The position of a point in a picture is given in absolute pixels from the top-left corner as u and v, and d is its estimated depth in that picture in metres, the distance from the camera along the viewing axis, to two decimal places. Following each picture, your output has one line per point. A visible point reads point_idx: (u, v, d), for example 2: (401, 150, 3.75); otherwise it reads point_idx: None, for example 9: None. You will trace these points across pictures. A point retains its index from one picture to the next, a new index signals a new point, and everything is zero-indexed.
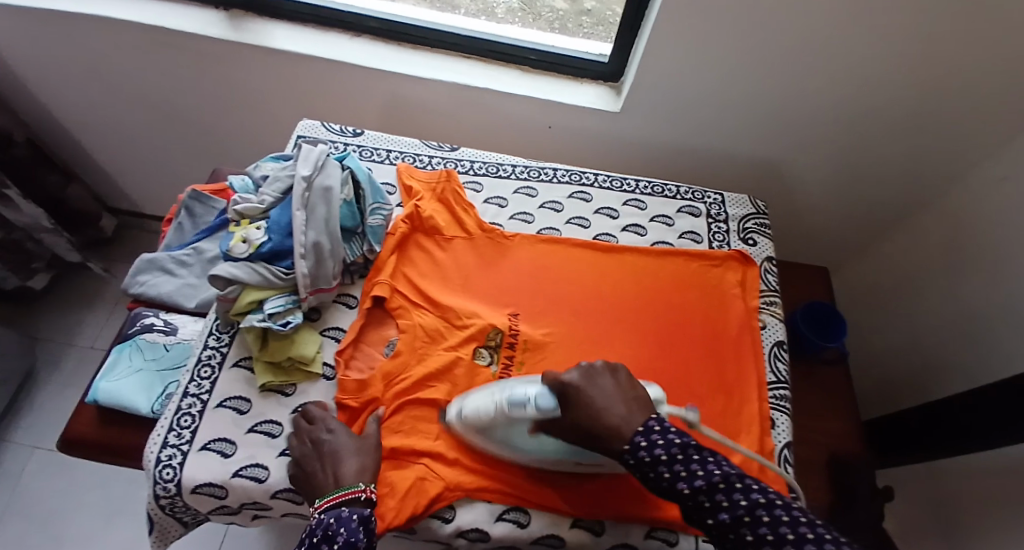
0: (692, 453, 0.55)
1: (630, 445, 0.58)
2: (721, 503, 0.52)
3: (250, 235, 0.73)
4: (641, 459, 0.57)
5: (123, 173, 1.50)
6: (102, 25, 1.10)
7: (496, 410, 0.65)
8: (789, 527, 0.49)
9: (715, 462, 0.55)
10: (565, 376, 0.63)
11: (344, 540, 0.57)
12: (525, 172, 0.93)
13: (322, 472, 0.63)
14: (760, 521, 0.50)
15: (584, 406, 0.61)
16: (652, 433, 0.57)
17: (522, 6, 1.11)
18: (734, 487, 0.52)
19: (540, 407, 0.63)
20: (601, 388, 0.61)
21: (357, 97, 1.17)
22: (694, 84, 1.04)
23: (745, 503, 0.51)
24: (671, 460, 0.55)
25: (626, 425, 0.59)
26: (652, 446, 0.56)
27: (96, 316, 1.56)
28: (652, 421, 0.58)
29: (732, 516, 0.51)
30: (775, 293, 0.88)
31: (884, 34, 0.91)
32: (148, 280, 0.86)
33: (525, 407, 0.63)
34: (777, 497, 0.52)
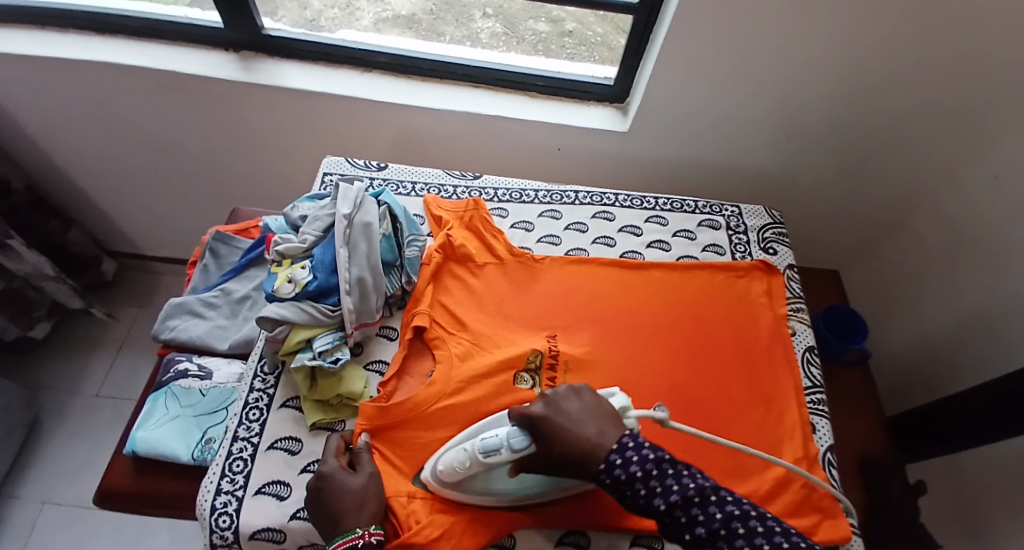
0: (665, 466, 0.56)
1: (605, 465, 0.58)
2: (698, 517, 0.53)
3: (296, 275, 0.74)
4: (617, 477, 0.57)
5: (127, 218, 1.49)
6: (111, 71, 1.11)
7: (469, 460, 0.63)
8: (764, 538, 0.51)
9: (689, 475, 0.56)
10: (532, 408, 0.64)
11: None
12: (548, 196, 0.97)
13: (327, 516, 0.62)
14: (737, 533, 0.52)
15: (555, 433, 0.61)
16: (626, 450, 0.58)
17: (505, 30, 1.14)
18: (709, 500, 0.54)
19: (512, 447, 0.62)
20: (569, 412, 0.62)
21: (368, 131, 1.18)
22: (700, 101, 1.07)
23: (720, 516, 0.53)
24: (647, 476, 0.56)
25: (602, 441, 0.60)
26: (627, 462, 0.57)
27: (99, 362, 1.53)
28: (624, 437, 0.59)
29: (709, 529, 0.53)
30: (800, 300, 0.92)
31: (882, 43, 0.95)
32: (178, 325, 0.87)
33: (500, 451, 0.63)
34: (750, 508, 0.54)
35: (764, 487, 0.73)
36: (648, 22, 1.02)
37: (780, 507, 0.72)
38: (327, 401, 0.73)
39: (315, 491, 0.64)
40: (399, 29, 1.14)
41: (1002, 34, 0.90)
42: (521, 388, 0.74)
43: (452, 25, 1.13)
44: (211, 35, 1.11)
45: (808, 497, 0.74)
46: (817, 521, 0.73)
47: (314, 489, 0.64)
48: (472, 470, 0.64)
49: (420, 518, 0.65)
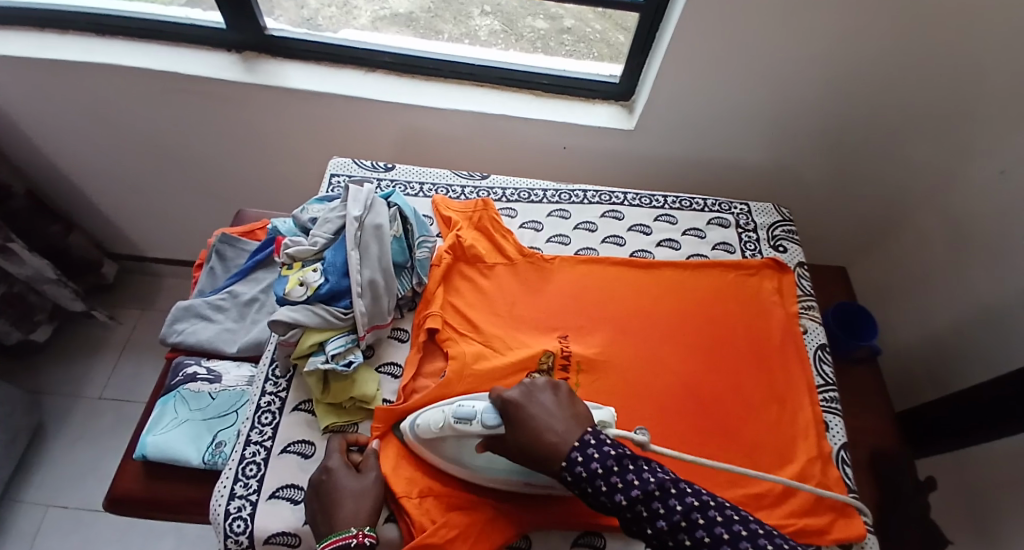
0: (626, 462, 0.58)
1: (567, 463, 0.59)
2: (658, 511, 0.56)
3: (308, 278, 0.73)
4: (579, 474, 0.58)
5: (129, 221, 1.48)
6: (112, 73, 1.10)
7: (444, 425, 0.64)
8: (723, 528, 0.55)
9: (649, 469, 0.58)
10: (507, 392, 0.64)
11: None
12: (556, 195, 0.96)
13: (324, 515, 0.63)
14: (696, 525, 0.55)
15: (522, 423, 0.61)
16: (589, 447, 0.59)
17: (504, 28, 1.12)
18: (668, 493, 0.56)
19: (484, 422, 0.63)
20: (540, 406, 0.62)
21: (373, 132, 1.18)
22: (705, 99, 1.06)
23: (680, 509, 0.55)
24: (608, 472, 0.57)
25: (565, 441, 0.59)
26: (589, 459, 0.58)
27: (103, 366, 1.52)
28: (590, 436, 0.60)
29: (669, 523, 0.55)
30: (811, 298, 0.92)
31: (888, 40, 0.94)
32: (185, 328, 0.86)
33: (472, 422, 0.63)
34: (709, 498, 0.57)
35: (777, 486, 0.73)
36: (655, 20, 1.01)
37: (792, 507, 0.72)
38: (340, 405, 0.72)
39: (312, 489, 0.64)
40: (397, 27, 1.12)
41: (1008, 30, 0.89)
42: None
43: (449, 23, 1.11)
44: (213, 36, 1.10)
45: (821, 497, 0.73)
46: (830, 520, 0.72)
47: (314, 486, 0.64)
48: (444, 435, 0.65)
49: (433, 518, 0.65)
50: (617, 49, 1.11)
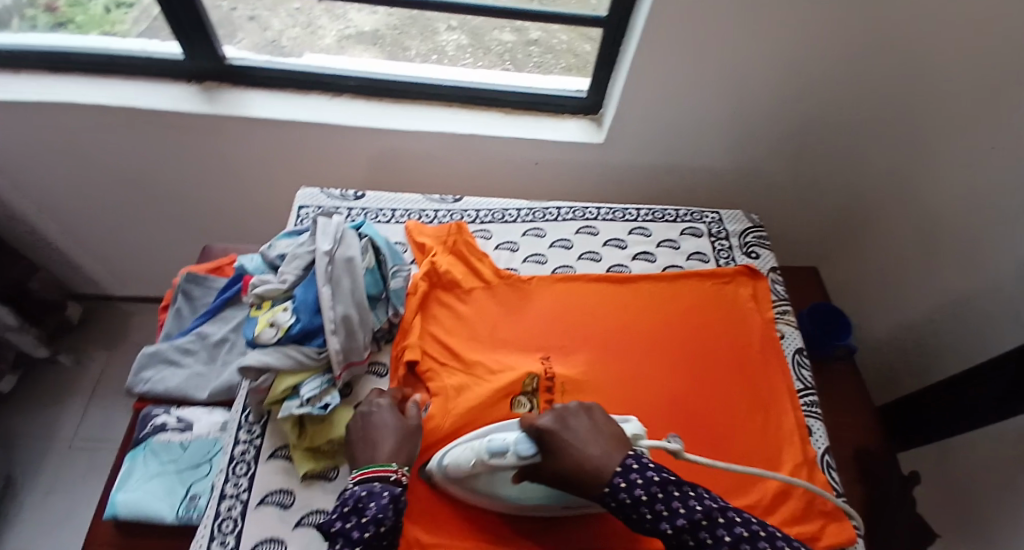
0: (671, 489, 0.58)
1: (610, 487, 0.58)
2: (705, 540, 0.56)
3: (278, 318, 0.71)
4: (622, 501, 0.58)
5: (92, 259, 1.43)
6: (67, 111, 1.06)
7: (477, 462, 0.62)
8: None
9: (695, 497, 0.58)
10: (540, 419, 0.62)
11: (372, 515, 0.58)
12: (531, 214, 0.95)
13: (362, 448, 0.65)
14: None
15: (562, 452, 0.60)
16: (632, 473, 0.58)
17: (471, 42, 1.12)
18: (716, 523, 0.56)
19: (519, 454, 0.61)
20: (577, 436, 0.60)
21: (343, 157, 1.15)
22: (673, 109, 1.06)
23: (729, 539, 0.55)
24: (652, 499, 0.57)
25: (609, 467, 0.59)
26: (632, 486, 0.58)
27: (71, 411, 1.46)
28: (631, 461, 0.59)
29: None
30: (785, 302, 0.92)
31: (844, 42, 0.96)
32: (153, 376, 0.83)
33: (505, 455, 0.61)
34: (758, 528, 0.57)
35: (768, 494, 0.72)
36: (619, 34, 1.01)
37: (783, 516, 0.71)
38: (318, 448, 0.69)
39: (355, 424, 0.67)
40: (364, 46, 1.11)
41: (958, 27, 0.90)
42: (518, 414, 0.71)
43: (416, 38, 1.11)
44: (171, 68, 1.08)
45: (811, 502, 0.73)
46: (821, 526, 0.72)
47: (358, 419, 0.67)
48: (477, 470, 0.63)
49: None
50: (584, 58, 1.12)
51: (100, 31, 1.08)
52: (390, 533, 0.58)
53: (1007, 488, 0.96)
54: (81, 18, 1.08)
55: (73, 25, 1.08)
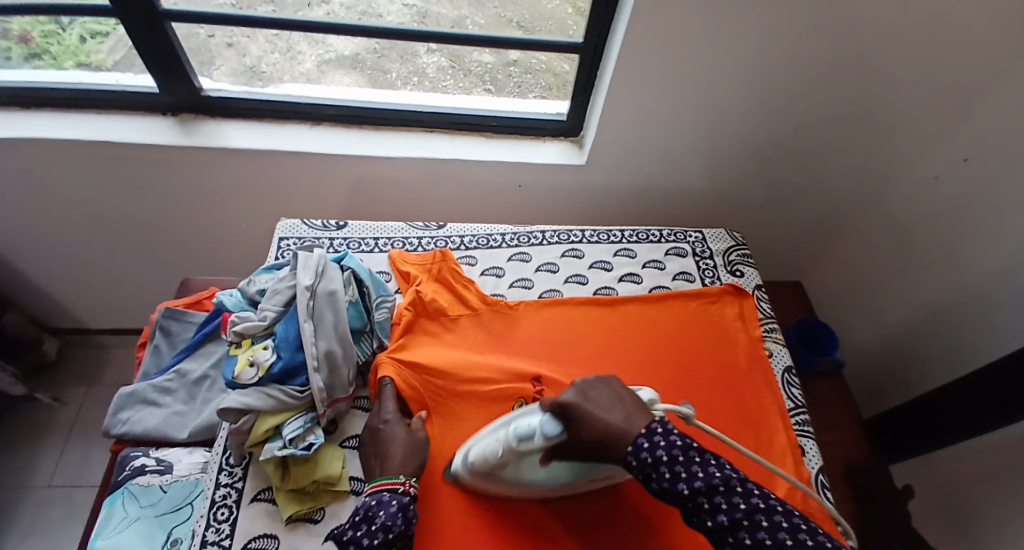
0: (692, 454, 0.56)
1: (632, 448, 0.58)
2: (721, 505, 0.53)
3: (257, 356, 0.69)
4: (642, 460, 0.57)
5: (68, 294, 1.40)
6: (41, 147, 1.05)
7: (505, 448, 0.63)
8: (789, 534, 0.51)
9: (716, 464, 0.56)
10: (562, 398, 0.62)
11: (381, 522, 0.60)
12: (515, 238, 0.95)
13: (373, 466, 0.68)
14: (759, 526, 0.52)
15: (585, 420, 0.60)
16: (655, 435, 0.57)
17: (451, 64, 1.07)
18: (734, 491, 0.53)
19: (546, 434, 0.61)
20: (599, 403, 0.61)
21: (323, 185, 1.15)
22: (652, 129, 1.07)
23: (745, 507, 0.52)
24: (672, 461, 0.55)
25: (631, 427, 0.59)
26: (654, 446, 0.57)
27: (48, 451, 1.42)
28: (656, 424, 0.59)
29: (731, 519, 0.53)
30: (773, 320, 0.92)
31: (816, 61, 0.97)
32: (131, 417, 0.80)
33: (532, 437, 0.62)
34: (778, 502, 0.53)
35: None
36: (594, 59, 1.02)
37: None
38: (303, 489, 0.68)
39: (368, 444, 0.71)
40: (344, 70, 1.07)
41: (926, 45, 0.92)
42: None
43: (395, 62, 1.06)
44: (146, 101, 1.06)
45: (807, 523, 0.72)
46: None
47: (370, 438, 0.71)
48: (504, 456, 0.64)
49: None
50: (563, 78, 1.09)
51: (77, 62, 1.05)
52: (398, 541, 0.60)
53: (997, 498, 0.96)
54: (55, 49, 1.04)
55: (48, 56, 1.05)
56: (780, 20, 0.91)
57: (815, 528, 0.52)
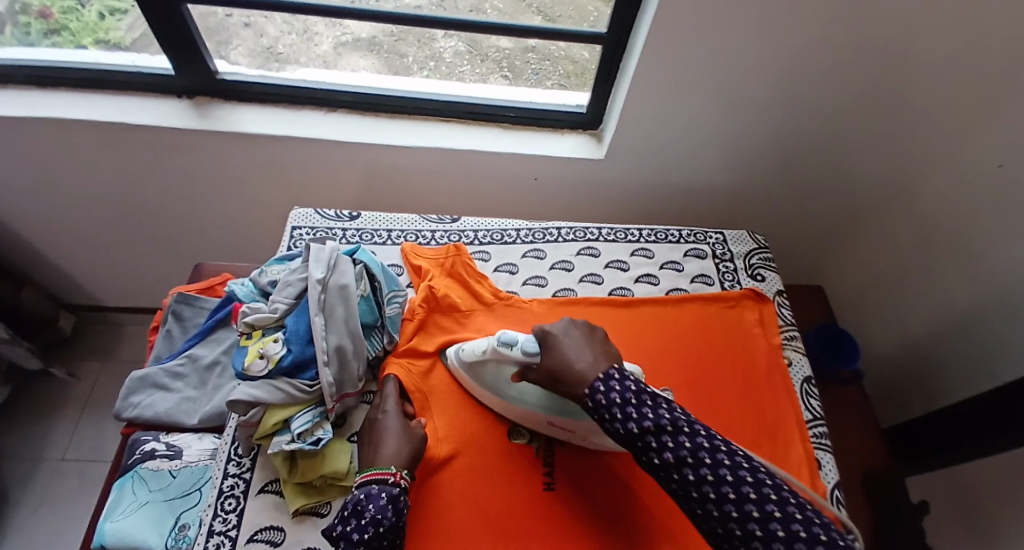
0: (645, 398, 0.60)
1: (589, 390, 0.63)
2: (667, 443, 0.57)
3: (268, 349, 0.69)
4: (598, 402, 0.61)
5: (83, 272, 1.41)
6: (55, 127, 1.04)
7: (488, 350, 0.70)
8: (728, 470, 0.55)
9: (667, 408, 0.59)
10: (551, 327, 0.69)
11: (372, 516, 0.60)
12: (530, 234, 0.94)
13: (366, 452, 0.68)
14: (702, 462, 0.56)
15: (557, 351, 0.66)
16: (611, 380, 0.61)
17: (469, 49, 1.06)
18: (681, 431, 0.57)
19: (525, 350, 0.68)
20: (572, 339, 0.67)
21: (338, 172, 1.14)
22: (674, 125, 1.05)
23: (689, 446, 0.56)
24: (625, 403, 0.60)
25: (593, 372, 0.63)
26: (610, 391, 0.61)
27: (62, 426, 1.44)
28: (613, 370, 0.63)
29: (676, 455, 0.56)
30: (793, 327, 0.90)
31: (847, 57, 0.94)
32: (142, 401, 0.80)
33: (512, 347, 0.68)
34: (721, 442, 0.57)
35: None
36: (617, 51, 1.00)
37: None
38: (309, 484, 0.68)
39: (365, 432, 0.71)
40: (361, 53, 1.06)
41: (962, 45, 0.89)
42: (517, 443, 0.75)
43: (412, 45, 1.05)
44: (162, 83, 1.06)
45: None
46: None
47: (368, 425, 0.71)
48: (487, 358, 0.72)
49: None
50: (583, 65, 1.07)
51: (96, 39, 1.05)
52: (389, 534, 0.60)
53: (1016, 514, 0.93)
54: (76, 25, 1.04)
55: (67, 32, 1.05)
56: (809, 14, 0.88)
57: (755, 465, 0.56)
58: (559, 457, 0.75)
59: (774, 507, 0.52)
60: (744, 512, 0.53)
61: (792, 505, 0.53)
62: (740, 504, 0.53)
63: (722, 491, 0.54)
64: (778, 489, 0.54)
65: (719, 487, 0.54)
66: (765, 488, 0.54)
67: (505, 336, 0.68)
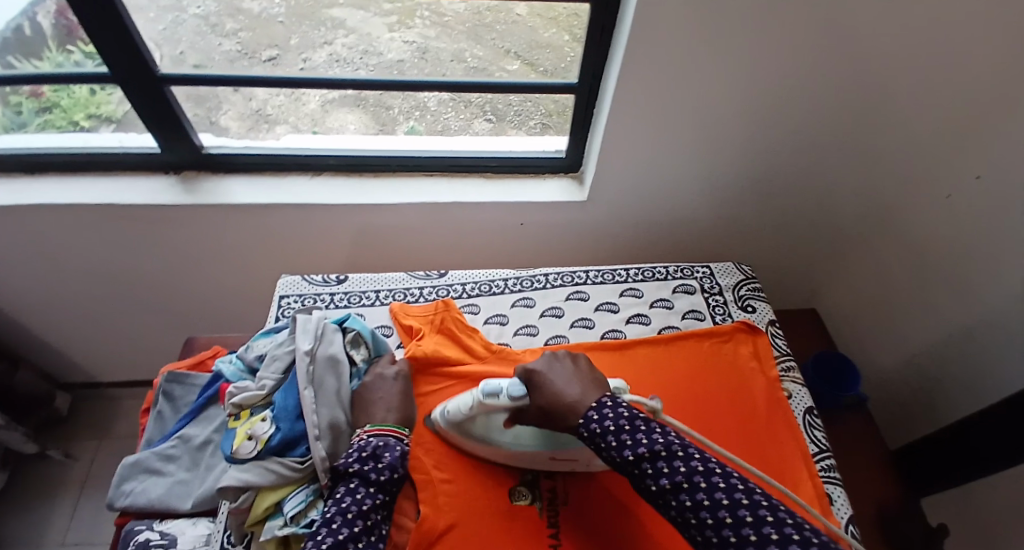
0: (639, 423, 0.61)
1: (583, 420, 0.64)
2: (662, 469, 0.58)
3: (256, 430, 0.70)
4: (593, 430, 0.63)
5: (79, 349, 1.40)
6: (45, 212, 1.06)
7: (473, 403, 0.72)
8: (726, 494, 0.54)
9: (661, 432, 0.60)
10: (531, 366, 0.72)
11: (388, 461, 0.66)
12: (518, 283, 0.94)
13: (366, 412, 0.74)
14: (698, 487, 0.56)
15: (546, 386, 0.69)
16: (604, 408, 0.64)
17: (453, 97, 1.07)
18: (675, 455, 0.58)
19: (512, 395, 0.70)
20: (560, 373, 0.70)
21: (325, 233, 1.15)
22: (652, 162, 1.06)
23: (684, 470, 0.57)
24: (619, 430, 0.61)
25: (585, 400, 0.65)
26: (603, 418, 0.63)
27: (63, 508, 1.41)
28: (606, 398, 0.65)
29: (671, 481, 0.57)
30: (789, 356, 0.89)
31: (815, 84, 0.96)
32: (134, 488, 0.79)
33: (499, 395, 0.70)
34: (717, 466, 0.57)
35: None
36: (590, 98, 1.02)
37: None
38: None
39: (368, 389, 0.76)
40: (347, 108, 1.07)
41: (923, 65, 0.91)
42: (520, 505, 0.74)
43: (397, 97, 1.05)
44: (148, 161, 1.07)
45: None
46: None
47: (365, 389, 0.76)
48: (475, 413, 0.73)
49: None
50: (563, 103, 1.07)
51: (87, 114, 1.05)
52: (399, 480, 0.67)
53: None
54: (66, 102, 1.04)
55: (59, 109, 1.04)
56: (774, 48, 0.90)
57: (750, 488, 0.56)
58: (565, 519, 0.73)
59: (772, 529, 0.51)
60: (741, 536, 0.52)
61: (789, 526, 0.52)
62: (738, 528, 0.53)
63: (720, 515, 0.54)
64: (774, 509, 0.53)
65: (715, 511, 0.54)
66: (762, 510, 0.53)
67: (490, 387, 0.69)
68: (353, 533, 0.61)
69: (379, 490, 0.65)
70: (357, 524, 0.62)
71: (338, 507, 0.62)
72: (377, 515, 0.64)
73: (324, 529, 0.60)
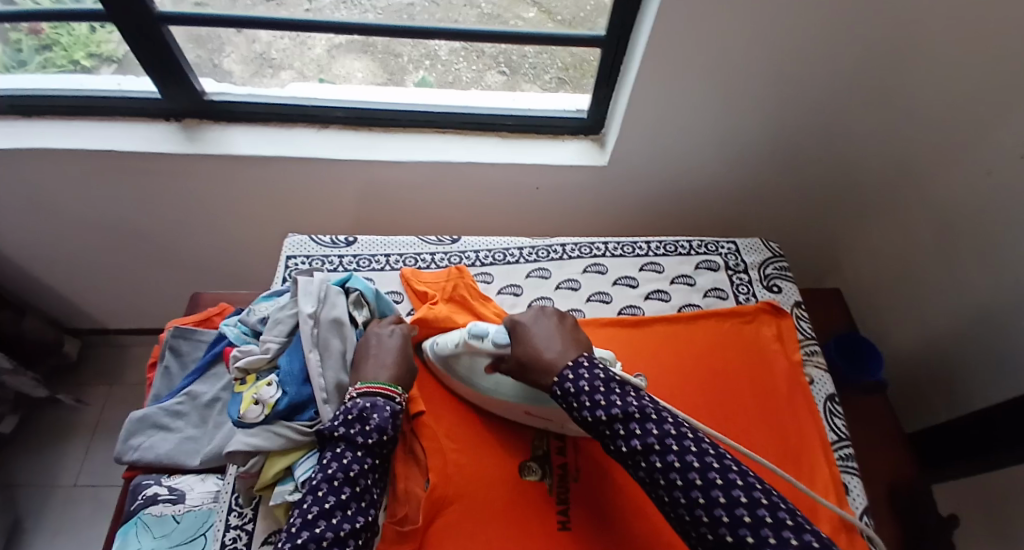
0: (612, 385, 0.60)
1: (558, 378, 0.63)
2: (635, 431, 0.57)
3: (262, 395, 0.68)
4: (566, 390, 0.62)
5: (83, 298, 1.38)
6: (45, 157, 1.01)
7: (461, 342, 0.72)
8: (696, 457, 0.55)
9: (635, 395, 0.60)
10: (520, 316, 0.70)
11: (376, 424, 0.64)
12: (534, 252, 0.91)
13: (359, 372, 0.71)
14: (669, 450, 0.55)
15: (528, 337, 0.67)
16: (581, 368, 0.62)
17: (465, 46, 0.99)
18: (648, 418, 0.58)
19: (495, 342, 0.69)
20: (544, 327, 0.68)
21: (333, 188, 1.10)
22: (679, 126, 1.01)
23: (656, 433, 0.57)
24: (593, 391, 0.60)
25: (562, 359, 0.64)
26: (578, 379, 0.62)
27: (72, 452, 1.42)
28: (583, 358, 0.64)
29: (643, 443, 0.57)
30: (814, 341, 0.86)
31: (861, 50, 0.90)
32: (142, 443, 0.77)
33: (483, 339, 0.69)
34: (688, 430, 0.57)
35: None
36: (618, 52, 0.96)
37: None
38: None
39: (365, 347, 0.73)
40: (355, 54, 1.00)
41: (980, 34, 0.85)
42: (529, 480, 0.73)
43: (407, 44, 0.98)
44: (148, 106, 1.02)
45: None
46: None
47: (361, 343, 0.74)
48: (459, 351, 0.73)
49: None
50: (581, 57, 1.01)
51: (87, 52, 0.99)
52: (389, 441, 0.66)
53: None
54: (66, 40, 0.98)
55: (59, 47, 0.99)
56: (817, 6, 0.83)
57: (721, 453, 0.56)
58: (575, 496, 0.72)
59: (740, 493, 0.52)
60: (710, 499, 0.52)
61: (758, 490, 0.52)
62: (707, 491, 0.53)
63: (689, 478, 0.54)
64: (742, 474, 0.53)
65: (685, 474, 0.54)
66: (732, 474, 0.53)
67: (476, 329, 0.69)
68: (342, 500, 0.60)
69: (367, 454, 0.64)
70: (345, 491, 0.61)
71: (324, 474, 0.61)
72: (367, 480, 0.63)
73: (311, 497, 0.60)
